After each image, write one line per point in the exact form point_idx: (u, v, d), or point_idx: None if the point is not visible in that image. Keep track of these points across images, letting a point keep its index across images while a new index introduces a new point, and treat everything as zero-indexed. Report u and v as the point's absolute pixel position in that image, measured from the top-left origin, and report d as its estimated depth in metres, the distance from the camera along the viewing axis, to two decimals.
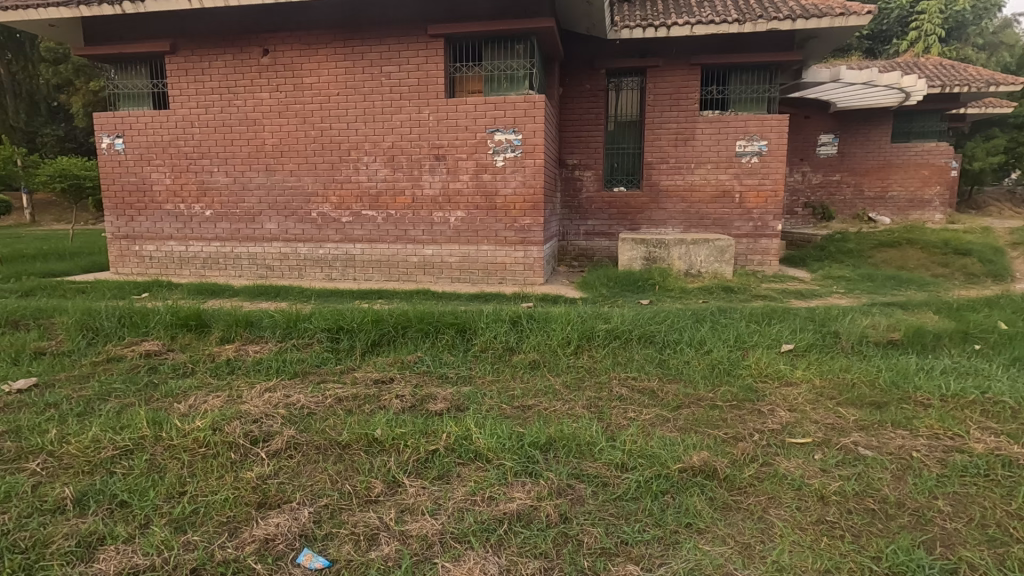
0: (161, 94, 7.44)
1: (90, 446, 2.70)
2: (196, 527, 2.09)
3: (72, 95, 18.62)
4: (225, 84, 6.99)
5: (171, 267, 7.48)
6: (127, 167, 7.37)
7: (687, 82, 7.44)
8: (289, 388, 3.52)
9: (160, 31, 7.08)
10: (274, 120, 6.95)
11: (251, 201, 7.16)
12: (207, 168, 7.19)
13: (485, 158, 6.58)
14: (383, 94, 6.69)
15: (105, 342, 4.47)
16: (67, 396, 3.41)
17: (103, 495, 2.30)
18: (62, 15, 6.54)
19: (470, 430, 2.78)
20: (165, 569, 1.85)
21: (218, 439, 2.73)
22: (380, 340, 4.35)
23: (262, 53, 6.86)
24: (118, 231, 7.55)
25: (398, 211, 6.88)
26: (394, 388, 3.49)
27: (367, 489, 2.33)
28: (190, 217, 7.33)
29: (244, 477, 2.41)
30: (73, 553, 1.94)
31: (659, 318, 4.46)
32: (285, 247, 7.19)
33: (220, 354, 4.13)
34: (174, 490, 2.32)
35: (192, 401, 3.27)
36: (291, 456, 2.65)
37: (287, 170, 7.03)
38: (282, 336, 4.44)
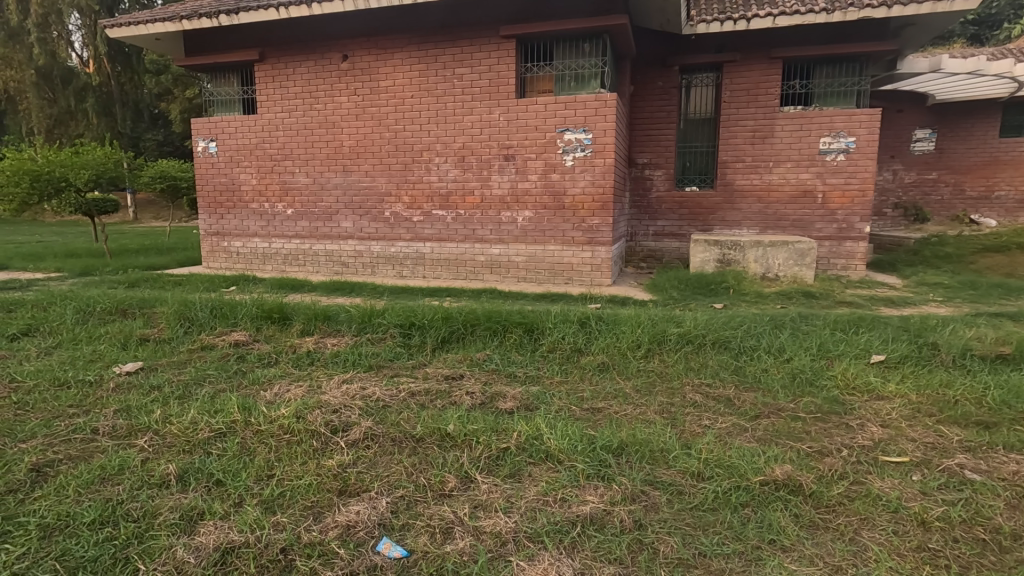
0: (250, 100, 7.96)
1: (189, 427, 2.92)
2: (284, 509, 2.21)
3: (172, 103, 20.37)
4: (308, 88, 7.36)
5: (255, 262, 7.97)
6: (218, 168, 7.91)
7: (767, 76, 7.10)
8: (364, 380, 3.67)
9: (250, 41, 7.56)
10: (352, 123, 7.25)
11: (328, 200, 7.50)
12: (289, 170, 7.60)
13: (554, 158, 6.57)
14: (456, 96, 6.82)
15: (200, 331, 4.82)
16: (167, 380, 3.71)
17: (201, 474, 2.47)
18: (167, 29, 7.13)
19: (540, 430, 2.79)
20: (258, 546, 1.96)
21: (301, 427, 2.88)
22: (450, 337, 4.44)
23: (341, 58, 7.17)
24: (210, 228, 8.13)
25: (466, 211, 6.99)
26: (464, 385, 3.55)
27: (441, 483, 2.38)
28: (273, 215, 7.78)
29: (326, 465, 2.53)
30: (177, 525, 2.10)
31: (735, 323, 4.29)
32: (359, 245, 7.48)
33: (301, 346, 4.36)
34: (263, 473, 2.47)
35: (277, 389, 3.47)
36: (369, 446, 2.74)
37: (362, 170, 7.31)
38: (358, 330, 4.65)
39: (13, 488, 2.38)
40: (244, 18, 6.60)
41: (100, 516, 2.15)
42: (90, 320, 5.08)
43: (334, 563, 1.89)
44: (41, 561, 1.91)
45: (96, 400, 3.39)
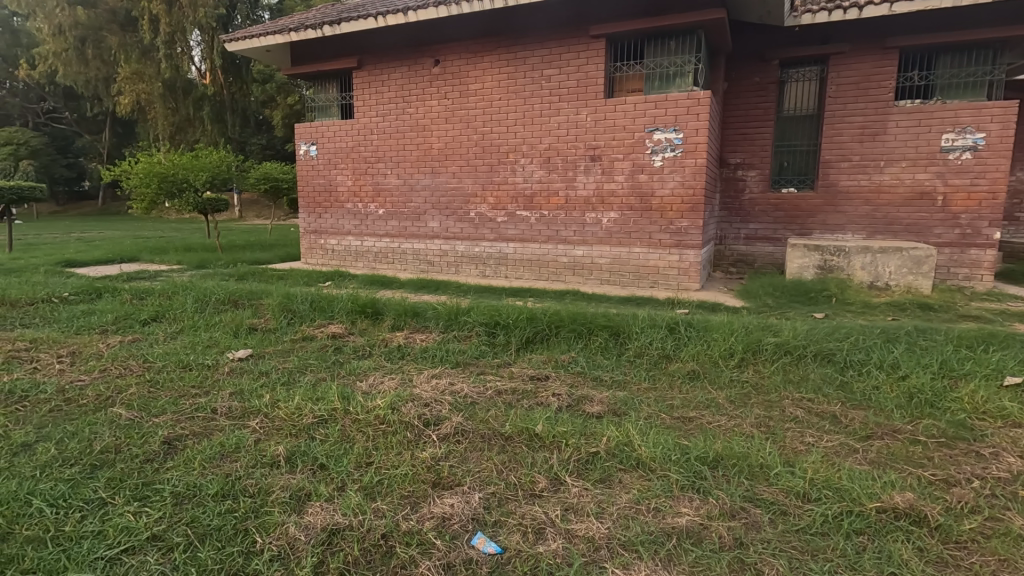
0: (348, 105, 8.41)
1: (295, 413, 3.13)
2: (382, 496, 2.31)
3: (275, 110, 22.01)
4: (401, 93, 7.68)
5: (348, 259, 8.42)
6: (318, 170, 8.43)
7: (880, 68, 6.56)
8: (452, 375, 3.77)
9: (350, 49, 8.00)
10: (441, 126, 7.48)
11: (417, 201, 7.78)
12: (382, 171, 7.96)
13: (642, 159, 6.43)
14: (543, 97, 6.85)
15: (301, 322, 5.17)
16: (274, 367, 3.99)
17: (307, 457, 2.64)
18: (277, 41, 7.68)
19: (631, 436, 2.74)
20: (361, 529, 2.06)
21: (396, 418, 3.01)
22: (534, 337, 4.47)
23: (433, 63, 7.43)
24: (309, 226, 8.68)
25: (550, 212, 6.99)
26: (550, 386, 3.56)
27: (532, 483, 2.39)
28: (365, 215, 8.18)
29: (420, 457, 2.62)
30: (288, 503, 2.25)
31: (840, 334, 4.00)
32: (444, 244, 7.70)
33: (392, 340, 4.56)
34: (362, 460, 2.60)
35: (372, 381, 3.64)
36: (459, 441, 2.81)
37: (450, 172, 7.52)
38: (444, 327, 4.80)
39: (150, 458, 2.66)
40: (345, 28, 6.99)
41: (222, 489, 2.35)
42: (207, 309, 5.58)
43: (432, 553, 1.94)
44: (175, 525, 2.11)
45: (214, 383, 3.71)
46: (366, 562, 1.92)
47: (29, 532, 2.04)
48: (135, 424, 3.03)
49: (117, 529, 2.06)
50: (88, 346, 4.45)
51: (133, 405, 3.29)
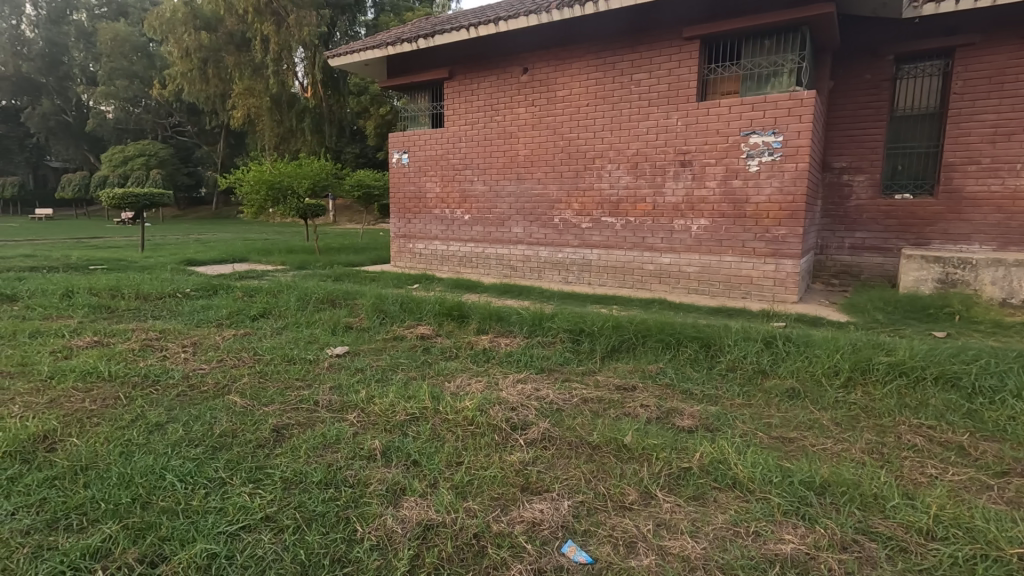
0: (438, 115, 8.73)
1: (389, 409, 3.27)
2: (473, 495, 2.36)
3: (369, 121, 23.25)
4: (490, 101, 7.86)
5: (434, 263, 8.70)
6: (408, 177, 8.80)
7: (1018, 60, 5.87)
8: (537, 381, 3.79)
9: (441, 61, 8.30)
10: (528, 133, 7.58)
11: (502, 207, 7.92)
12: (469, 178, 8.17)
13: (736, 163, 6.16)
14: (632, 102, 6.76)
15: (392, 322, 5.41)
16: (368, 364, 4.20)
17: (401, 452, 2.75)
18: (375, 55, 8.12)
19: (725, 454, 2.63)
20: (453, 527, 2.12)
21: (484, 421, 3.07)
22: (619, 346, 4.41)
23: (522, 72, 7.55)
24: (399, 231, 9.07)
25: (637, 218, 6.86)
26: (638, 397, 3.48)
27: (621, 495, 2.35)
28: (452, 220, 8.43)
29: (509, 460, 2.65)
30: (385, 496, 2.36)
31: (967, 356, 3.61)
32: (528, 250, 7.76)
33: (478, 343, 4.65)
34: (453, 460, 2.67)
35: (460, 382, 3.74)
36: (546, 447, 2.82)
37: (535, 178, 7.59)
38: (529, 332, 4.85)
39: (262, 444, 2.88)
40: (439, 40, 7.26)
41: (325, 478, 2.50)
42: (308, 307, 5.97)
43: (523, 557, 1.96)
44: (285, 508, 2.27)
45: (315, 377, 3.97)
46: (459, 559, 1.97)
47: (163, 503, 2.28)
48: (248, 411, 3.29)
49: (236, 507, 2.25)
50: (207, 338, 4.90)
51: (246, 394, 3.58)
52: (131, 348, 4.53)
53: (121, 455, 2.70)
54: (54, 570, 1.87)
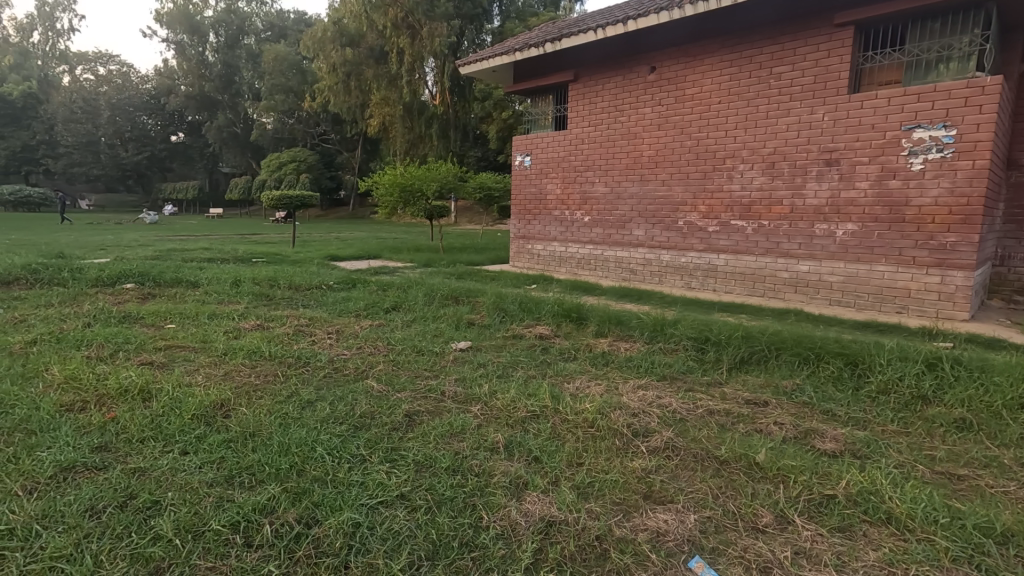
0: (562, 117, 8.80)
1: (510, 405, 3.37)
2: (594, 497, 2.36)
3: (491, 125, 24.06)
4: (614, 102, 7.78)
5: (552, 264, 8.79)
6: (530, 179, 8.96)
7: None
8: (658, 388, 3.68)
9: (567, 63, 8.36)
10: (654, 133, 7.40)
11: (623, 209, 7.79)
12: (590, 179, 8.16)
13: (894, 162, 5.51)
14: (771, 98, 6.33)
15: (511, 321, 5.57)
16: (490, 360, 4.36)
17: (522, 448, 2.82)
18: (503, 62, 8.36)
19: (878, 485, 2.36)
20: (575, 527, 2.14)
21: (605, 424, 3.05)
22: (749, 358, 4.16)
23: (649, 70, 7.38)
24: (519, 232, 9.29)
25: (771, 222, 6.40)
26: (771, 413, 3.25)
27: (754, 516, 2.21)
28: (572, 222, 8.46)
29: (630, 466, 2.61)
30: (509, 488, 2.43)
31: None
32: (649, 253, 7.56)
33: (597, 346, 4.63)
34: (574, 460, 2.68)
35: (579, 384, 3.75)
36: (670, 457, 2.73)
37: (660, 179, 7.37)
38: (649, 338, 4.75)
39: (396, 427, 3.12)
40: (566, 43, 7.32)
41: (453, 465, 2.64)
42: (434, 303, 6.33)
43: (647, 566, 1.93)
44: (417, 489, 2.43)
45: (441, 368, 4.20)
46: (582, 559, 1.98)
47: (314, 472, 2.55)
48: (384, 396, 3.58)
49: (375, 483, 2.45)
50: (348, 327, 5.40)
51: (382, 379, 3.89)
52: (287, 332, 5.12)
53: (280, 426, 3.06)
54: (232, 519, 2.18)
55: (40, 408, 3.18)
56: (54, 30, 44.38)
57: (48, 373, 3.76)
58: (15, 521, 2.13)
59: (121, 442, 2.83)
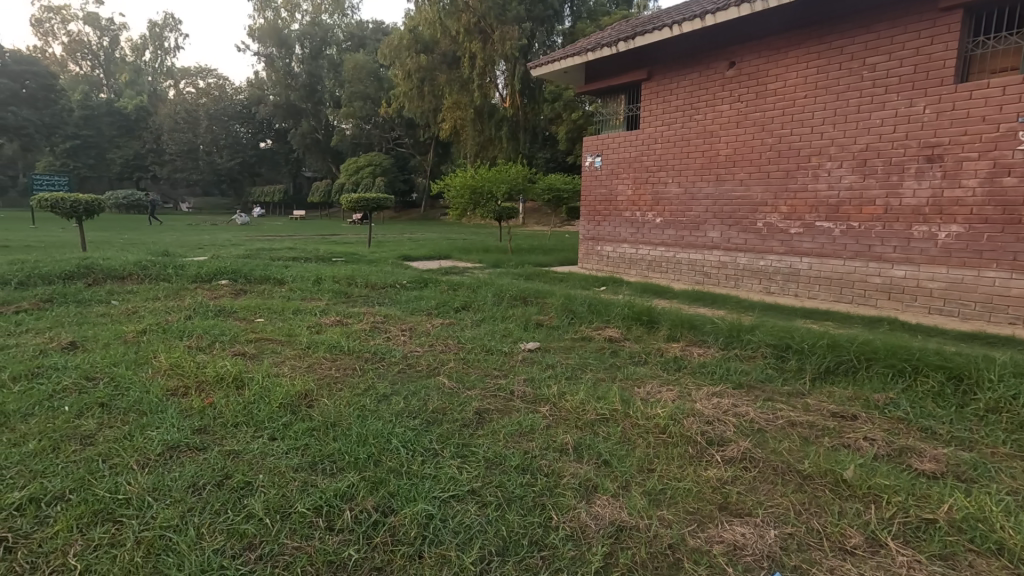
0: (634, 116, 8.64)
1: (579, 407, 3.35)
2: (667, 505, 2.31)
3: (561, 127, 24.02)
4: (690, 100, 7.56)
5: (622, 266, 8.65)
6: (600, 180, 8.86)
7: None
8: (735, 396, 3.54)
9: (641, 62, 8.21)
10: (732, 131, 7.12)
11: (698, 209, 7.55)
12: (663, 180, 7.96)
13: (1009, 157, 5.00)
14: (863, 90, 5.93)
15: (580, 322, 5.53)
16: (558, 361, 4.36)
17: (591, 450, 2.80)
18: (575, 62, 8.31)
19: (987, 512, 2.16)
20: (647, 534, 2.11)
21: (677, 431, 2.97)
22: (835, 368, 3.91)
23: (728, 66, 7.12)
24: (588, 233, 9.21)
25: (861, 224, 5.99)
26: (860, 428, 3.04)
27: (841, 536, 2.08)
28: (643, 223, 8.29)
29: (704, 475, 2.53)
30: (578, 490, 2.43)
31: None
32: (724, 256, 7.28)
33: (668, 351, 4.51)
34: (645, 466, 2.63)
35: (650, 389, 3.67)
36: (747, 468, 2.62)
37: (738, 179, 7.08)
38: (724, 343, 4.58)
39: (466, 423, 3.18)
40: (640, 41, 7.18)
41: (522, 463, 2.67)
42: (503, 303, 6.41)
43: None
44: (487, 485, 2.48)
45: (510, 368, 4.25)
46: (653, 567, 1.95)
47: (390, 463, 2.65)
48: (455, 392, 3.67)
49: (446, 477, 2.52)
50: (420, 325, 5.57)
51: (452, 377, 3.98)
52: (364, 328, 5.36)
53: (358, 417, 3.22)
54: (316, 503, 2.31)
55: (150, 391, 3.52)
56: (162, 48, 48.79)
57: (156, 360, 4.14)
58: (131, 492, 2.37)
59: (218, 425, 3.07)
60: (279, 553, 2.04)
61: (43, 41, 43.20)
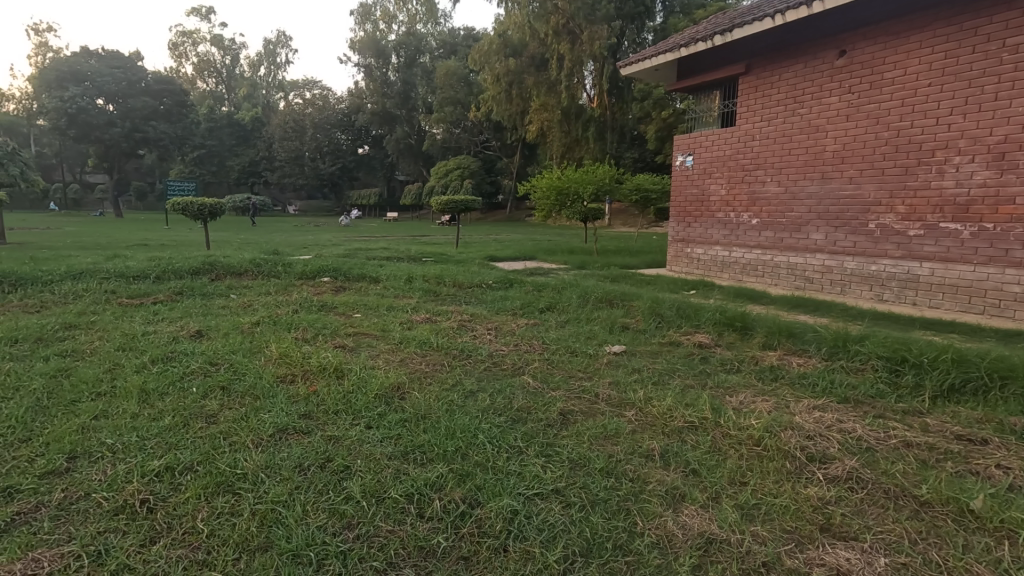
0: (729, 113, 8.23)
1: (666, 413, 3.27)
2: (761, 521, 2.20)
3: (650, 126, 23.41)
4: (793, 93, 7.10)
5: (713, 269, 8.30)
6: (692, 180, 8.55)
7: None
8: (840, 411, 3.29)
9: (739, 55, 7.82)
10: (840, 125, 6.60)
11: (800, 210, 7.07)
12: (760, 179, 7.54)
13: None
14: (1002, 75, 5.28)
15: (668, 327, 5.38)
16: (644, 365, 4.27)
17: (679, 458, 2.72)
18: (667, 59, 8.07)
19: None
20: (739, 549, 2.03)
21: (773, 443, 2.81)
22: (962, 387, 3.52)
23: (838, 55, 6.60)
24: (677, 235, 8.92)
25: (996, 226, 5.34)
26: (992, 453, 2.72)
27: (965, 571, 1.89)
28: (738, 225, 7.90)
29: (804, 492, 2.38)
30: (665, 498, 2.37)
31: None
32: (829, 260, 6.77)
33: (764, 359, 4.27)
34: (737, 478, 2.52)
35: (742, 398, 3.50)
36: (854, 488, 2.44)
37: (846, 177, 6.56)
38: (828, 354, 4.27)
39: (550, 423, 3.20)
40: (738, 34, 6.84)
41: (606, 467, 2.65)
42: (588, 305, 6.37)
43: None
44: (571, 486, 2.48)
45: (595, 370, 4.21)
46: None
47: (477, 457, 2.73)
48: (539, 392, 3.71)
49: (531, 475, 2.56)
50: (505, 324, 5.68)
51: (537, 377, 4.03)
52: (452, 326, 5.55)
53: (447, 411, 3.34)
54: (408, 490, 2.44)
55: (263, 377, 3.87)
56: (275, 64, 53.19)
57: (268, 349, 4.55)
58: (248, 468, 2.62)
59: (321, 411, 3.32)
60: (374, 535, 2.16)
61: (178, 62, 48.62)
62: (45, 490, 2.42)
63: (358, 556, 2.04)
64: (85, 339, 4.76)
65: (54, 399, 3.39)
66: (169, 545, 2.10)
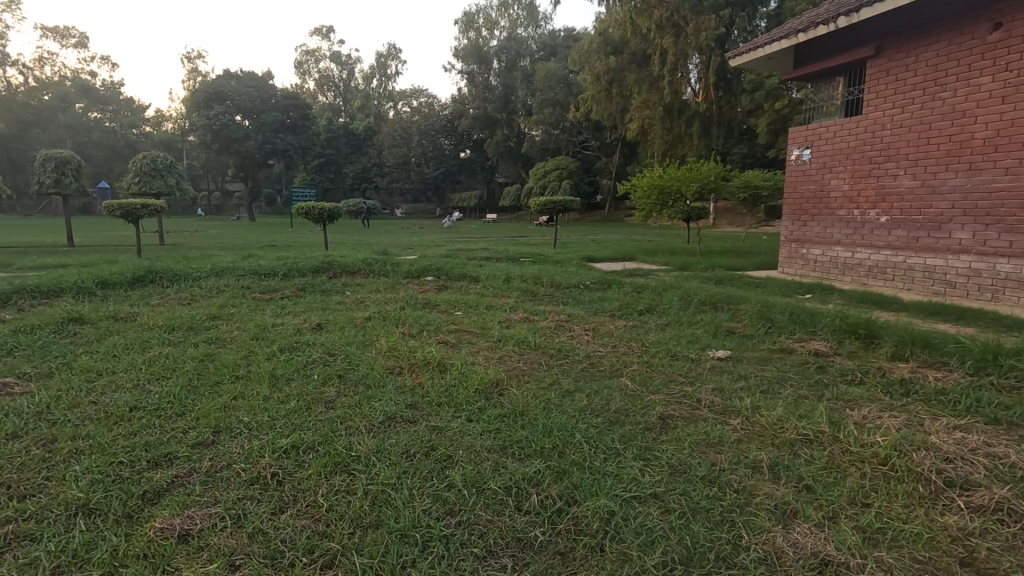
0: (854, 100, 7.50)
1: (777, 424, 3.07)
2: (887, 547, 2.01)
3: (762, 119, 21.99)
4: (933, 75, 6.36)
5: (833, 272, 7.65)
6: (810, 175, 7.92)
7: None
8: (989, 434, 2.90)
9: (868, 36, 7.11)
10: (994, 108, 5.80)
11: (940, 206, 6.30)
12: (891, 172, 6.82)
13: None
14: None
15: (779, 332, 5.03)
16: (752, 372, 4.03)
17: (791, 472, 2.55)
18: (782, 46, 7.53)
19: None
20: None
21: (903, 464, 2.54)
22: None
23: (992, 28, 5.81)
24: (792, 235, 8.32)
25: None
26: None
27: None
28: (863, 223, 7.20)
29: (940, 520, 2.14)
30: (774, 513, 2.23)
31: None
32: (977, 262, 5.98)
33: (893, 371, 3.86)
34: (857, 498, 2.32)
35: (866, 413, 3.19)
36: (1004, 521, 2.15)
37: (1000, 167, 5.75)
38: (973, 369, 3.78)
39: (649, 427, 3.13)
40: (866, 13, 6.24)
41: (708, 475, 2.54)
42: (690, 307, 6.12)
43: None
44: (671, 491, 2.42)
45: (698, 375, 4.05)
46: None
47: (573, 456, 2.75)
48: (638, 395, 3.64)
49: (628, 478, 2.52)
50: (603, 326, 5.61)
51: (635, 379, 3.95)
52: (549, 326, 5.59)
53: (544, 409, 3.39)
54: (506, 483, 2.51)
55: (374, 368, 4.16)
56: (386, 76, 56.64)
57: (378, 343, 4.87)
58: (361, 450, 2.84)
59: (425, 403, 3.50)
60: (474, 523, 2.25)
61: (302, 80, 53.37)
62: (196, 458, 2.79)
63: (460, 542, 2.14)
64: (226, 328, 5.40)
65: (203, 380, 3.89)
66: (295, 514, 2.34)
